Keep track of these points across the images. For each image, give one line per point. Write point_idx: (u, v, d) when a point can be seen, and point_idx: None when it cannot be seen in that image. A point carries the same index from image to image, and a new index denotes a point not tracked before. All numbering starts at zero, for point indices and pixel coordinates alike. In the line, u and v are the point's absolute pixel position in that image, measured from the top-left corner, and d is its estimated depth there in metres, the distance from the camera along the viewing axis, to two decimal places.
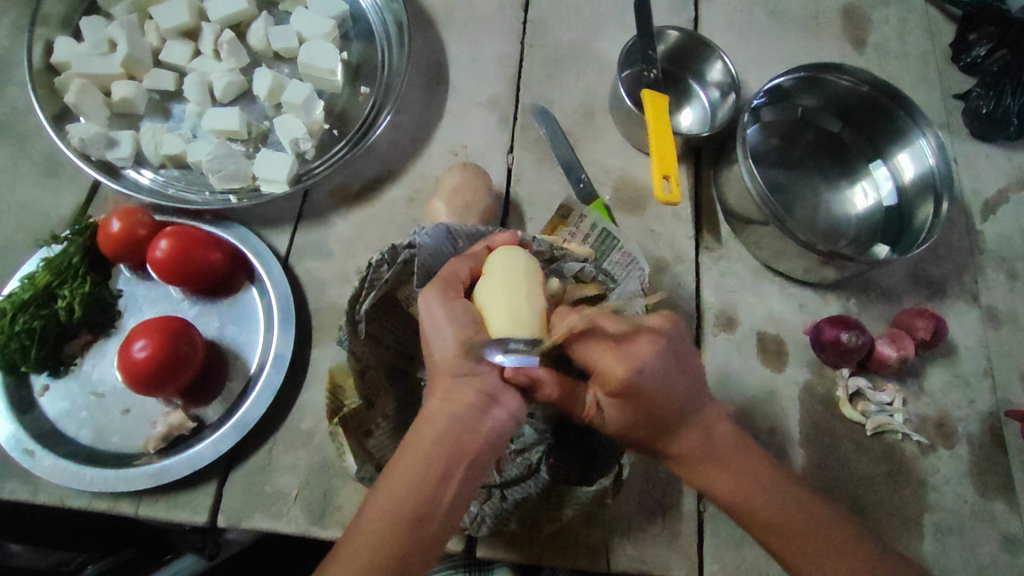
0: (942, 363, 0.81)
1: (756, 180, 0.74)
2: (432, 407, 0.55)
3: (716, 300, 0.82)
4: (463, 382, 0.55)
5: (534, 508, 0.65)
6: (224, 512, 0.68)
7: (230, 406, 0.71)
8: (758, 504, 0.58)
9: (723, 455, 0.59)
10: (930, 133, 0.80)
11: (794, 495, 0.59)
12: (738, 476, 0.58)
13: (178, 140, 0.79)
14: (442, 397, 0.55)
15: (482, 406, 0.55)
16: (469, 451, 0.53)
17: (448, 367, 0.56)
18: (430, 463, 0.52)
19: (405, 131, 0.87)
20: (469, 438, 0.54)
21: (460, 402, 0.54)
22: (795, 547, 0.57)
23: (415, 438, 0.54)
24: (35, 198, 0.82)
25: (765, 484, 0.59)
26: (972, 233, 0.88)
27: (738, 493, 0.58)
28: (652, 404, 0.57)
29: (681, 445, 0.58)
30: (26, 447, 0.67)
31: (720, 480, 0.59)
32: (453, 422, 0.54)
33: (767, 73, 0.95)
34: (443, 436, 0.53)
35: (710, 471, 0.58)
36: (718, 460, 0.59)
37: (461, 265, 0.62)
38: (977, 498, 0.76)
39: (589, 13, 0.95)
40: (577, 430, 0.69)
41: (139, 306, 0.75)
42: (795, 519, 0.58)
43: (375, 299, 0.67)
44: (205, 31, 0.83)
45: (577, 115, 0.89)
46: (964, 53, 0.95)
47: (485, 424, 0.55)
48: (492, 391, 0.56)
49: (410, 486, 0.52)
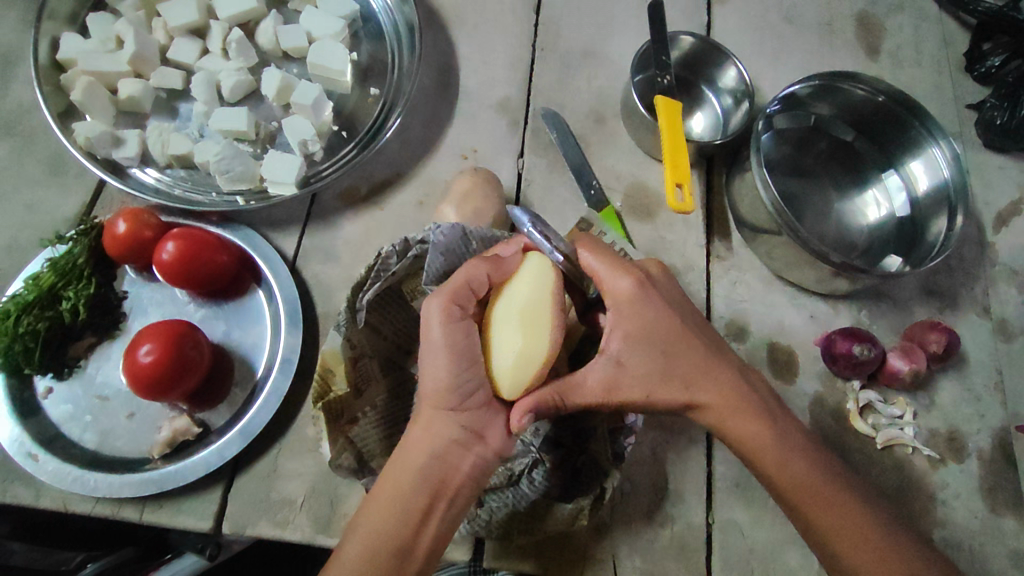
0: (953, 375, 0.80)
1: (771, 191, 0.72)
2: (415, 439, 0.55)
3: (727, 310, 0.81)
4: (448, 415, 0.55)
5: (513, 519, 0.65)
6: (229, 519, 0.68)
7: (236, 411, 0.70)
8: (778, 445, 0.61)
9: (743, 393, 0.62)
10: (945, 142, 0.79)
11: (789, 437, 0.62)
12: (761, 418, 0.62)
13: (185, 139, 0.77)
14: (425, 428, 0.55)
15: (467, 441, 0.55)
16: (451, 486, 0.54)
17: (433, 398, 0.55)
18: (413, 497, 0.53)
19: (415, 134, 0.86)
20: (452, 471, 0.54)
21: (443, 435, 0.55)
22: (778, 477, 0.61)
23: (397, 471, 0.54)
24: (39, 196, 0.81)
25: (750, 426, 0.61)
26: (984, 245, 0.87)
27: (755, 434, 0.61)
28: (661, 340, 0.60)
29: (704, 393, 0.61)
30: (29, 451, 0.66)
31: (741, 428, 0.61)
32: (436, 457, 0.54)
33: (779, 79, 0.94)
34: (426, 472, 0.53)
35: (733, 413, 0.61)
36: (736, 403, 0.62)
37: (478, 270, 0.57)
38: (987, 514, 0.75)
39: (602, 16, 0.94)
40: (564, 448, 0.68)
41: (144, 308, 0.74)
42: (784, 453, 0.61)
43: (380, 289, 0.66)
44: (215, 30, 0.82)
45: (589, 120, 0.88)
46: (978, 63, 0.94)
47: (468, 460, 0.55)
48: (478, 426, 0.56)
49: (392, 518, 0.53)
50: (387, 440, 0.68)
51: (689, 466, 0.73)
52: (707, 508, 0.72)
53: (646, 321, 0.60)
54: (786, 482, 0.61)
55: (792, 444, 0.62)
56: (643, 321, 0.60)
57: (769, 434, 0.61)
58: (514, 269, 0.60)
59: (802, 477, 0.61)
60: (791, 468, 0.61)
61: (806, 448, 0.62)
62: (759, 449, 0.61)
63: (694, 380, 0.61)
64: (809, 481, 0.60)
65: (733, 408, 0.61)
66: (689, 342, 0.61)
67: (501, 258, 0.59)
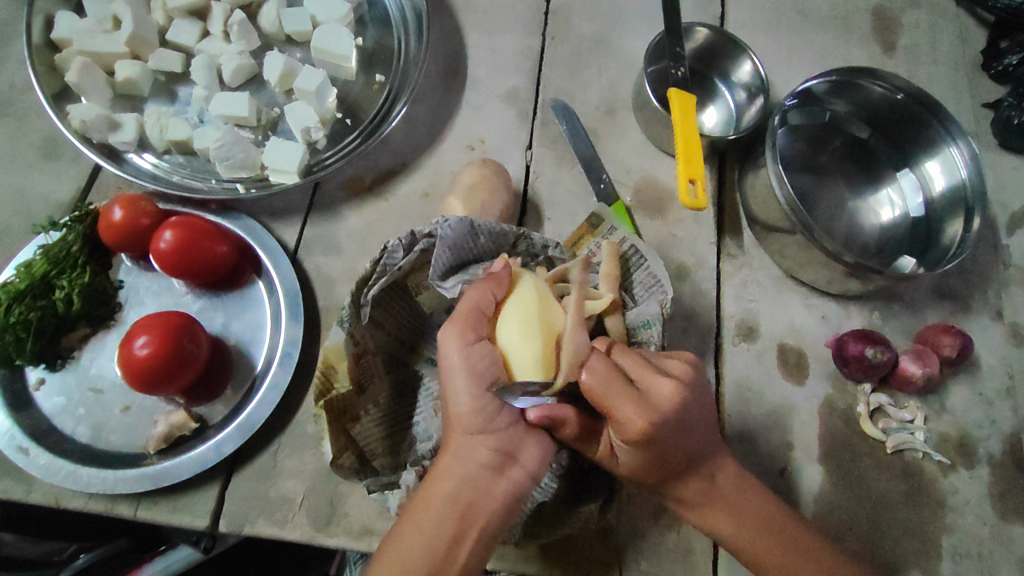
0: (964, 380, 0.79)
1: (785, 187, 0.70)
2: (444, 466, 0.53)
3: (737, 309, 0.79)
4: (477, 438, 0.53)
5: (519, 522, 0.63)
6: (226, 517, 0.66)
7: (233, 406, 0.68)
8: (738, 533, 0.61)
9: (711, 493, 0.61)
10: (963, 142, 0.78)
11: (749, 511, 0.61)
12: (727, 509, 0.61)
13: (183, 125, 0.75)
14: (454, 455, 0.53)
15: (497, 463, 0.53)
16: (481, 511, 0.52)
17: (462, 422, 0.53)
18: (443, 524, 0.51)
19: (421, 123, 0.83)
20: (481, 496, 0.52)
21: (474, 459, 0.53)
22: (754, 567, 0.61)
23: (425, 498, 0.52)
24: (32, 179, 0.78)
25: (710, 511, 0.61)
26: (998, 247, 0.86)
27: (721, 525, 0.61)
28: (657, 459, 0.57)
29: (684, 492, 0.60)
30: (20, 444, 0.64)
31: (707, 519, 0.61)
32: (466, 481, 0.52)
33: (793, 74, 0.92)
34: (456, 496, 0.52)
35: (700, 506, 0.61)
36: (715, 501, 0.61)
37: (485, 296, 0.57)
38: (997, 520, 0.74)
39: (613, 6, 0.91)
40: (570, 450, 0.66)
41: (140, 298, 0.71)
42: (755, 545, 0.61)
43: (385, 285, 0.64)
44: (215, 11, 0.79)
45: (599, 112, 0.86)
46: (995, 61, 0.92)
47: (500, 483, 0.53)
48: (509, 447, 0.54)
49: (421, 547, 0.51)
50: (389, 438, 0.66)
51: None
52: None
53: (648, 447, 0.55)
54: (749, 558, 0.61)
55: (735, 512, 0.61)
56: (637, 454, 0.56)
57: (726, 518, 0.61)
58: (512, 280, 0.59)
59: (751, 546, 0.61)
60: (764, 560, 0.61)
61: (765, 516, 0.62)
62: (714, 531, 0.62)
63: (672, 474, 0.59)
64: (748, 539, 0.61)
65: (701, 502, 0.61)
66: (679, 454, 0.57)
67: (494, 273, 0.59)
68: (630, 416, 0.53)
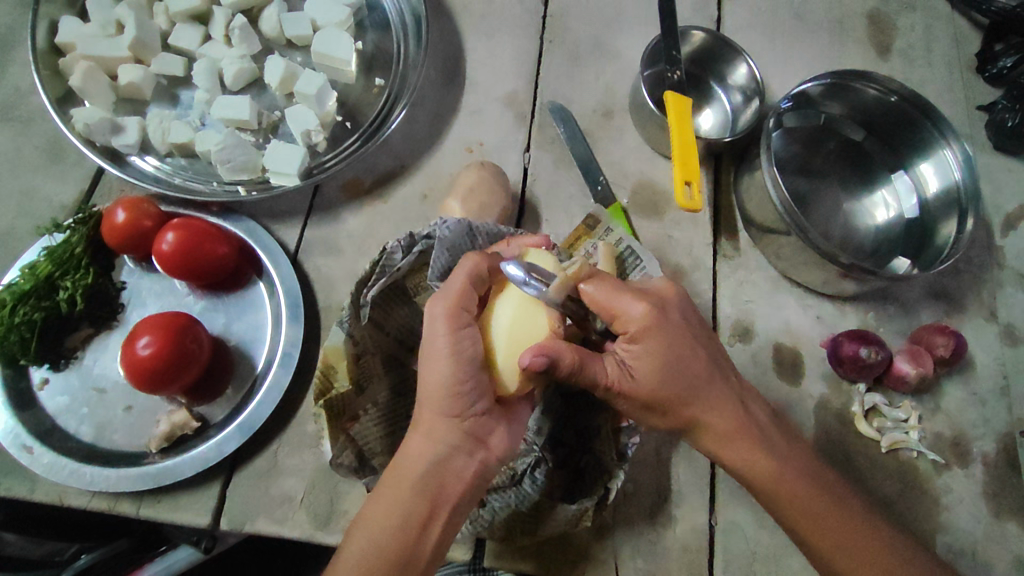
0: (958, 380, 0.80)
1: (780, 190, 0.72)
2: (415, 446, 0.54)
3: (733, 309, 0.80)
4: (449, 422, 0.54)
5: (514, 518, 0.64)
6: (228, 515, 0.67)
7: (235, 406, 0.69)
8: (780, 473, 0.60)
9: (750, 429, 0.60)
10: (956, 144, 0.78)
11: (785, 451, 0.61)
12: (767, 450, 0.60)
13: (185, 128, 0.76)
14: (426, 436, 0.54)
15: (467, 447, 0.55)
16: (450, 495, 0.53)
17: (435, 404, 0.54)
18: (414, 506, 0.52)
19: (420, 126, 0.84)
20: (451, 480, 0.54)
21: (445, 441, 0.54)
22: (780, 503, 0.60)
23: (396, 480, 0.53)
24: (37, 182, 0.79)
25: (748, 450, 0.60)
26: (992, 248, 0.86)
27: (761, 464, 0.60)
28: (672, 363, 0.57)
29: (715, 423, 0.59)
30: (24, 443, 0.65)
31: (748, 457, 0.60)
32: (437, 464, 0.53)
33: (789, 77, 0.93)
34: (427, 480, 0.53)
35: (737, 443, 0.59)
36: (749, 437, 0.60)
37: (483, 274, 0.57)
38: (991, 519, 0.75)
39: (610, 10, 0.92)
40: (565, 447, 0.68)
41: (142, 299, 0.72)
42: (787, 477, 0.60)
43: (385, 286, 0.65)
44: (216, 16, 0.81)
45: (596, 115, 0.87)
46: (990, 64, 0.92)
47: (470, 466, 0.55)
48: (478, 432, 0.55)
49: (390, 529, 0.51)
50: (388, 437, 0.67)
51: (693, 468, 0.72)
52: (710, 510, 0.71)
53: (658, 340, 0.57)
54: (792, 505, 0.60)
55: (778, 454, 0.60)
56: (649, 355, 0.57)
57: (772, 460, 0.60)
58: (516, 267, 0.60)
59: (794, 492, 0.60)
60: (804, 501, 0.60)
61: (806, 463, 0.62)
62: (757, 476, 0.60)
63: (700, 403, 0.59)
64: (800, 487, 0.60)
65: (735, 436, 0.59)
66: (697, 367, 0.59)
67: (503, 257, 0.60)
68: (634, 304, 0.57)
